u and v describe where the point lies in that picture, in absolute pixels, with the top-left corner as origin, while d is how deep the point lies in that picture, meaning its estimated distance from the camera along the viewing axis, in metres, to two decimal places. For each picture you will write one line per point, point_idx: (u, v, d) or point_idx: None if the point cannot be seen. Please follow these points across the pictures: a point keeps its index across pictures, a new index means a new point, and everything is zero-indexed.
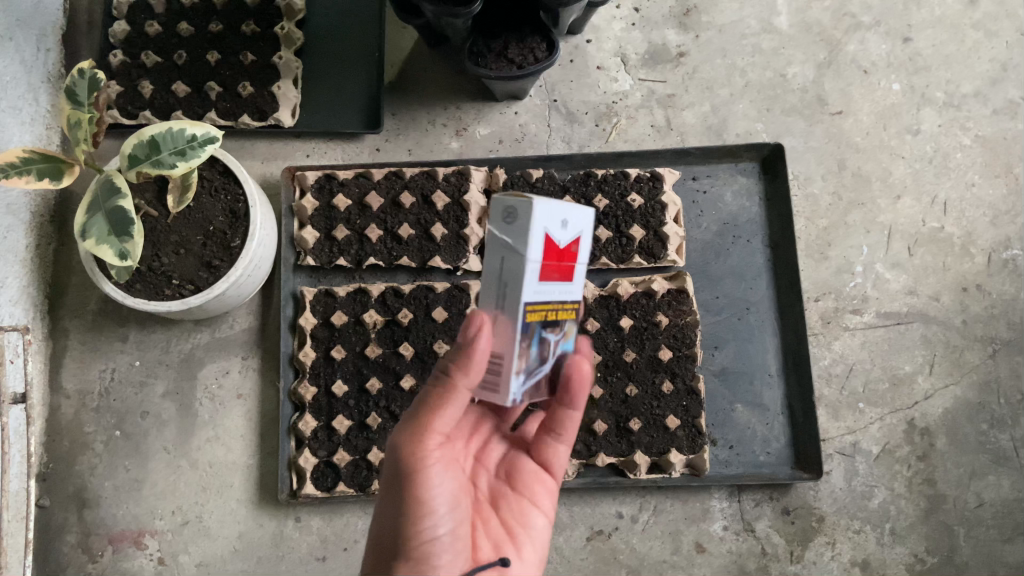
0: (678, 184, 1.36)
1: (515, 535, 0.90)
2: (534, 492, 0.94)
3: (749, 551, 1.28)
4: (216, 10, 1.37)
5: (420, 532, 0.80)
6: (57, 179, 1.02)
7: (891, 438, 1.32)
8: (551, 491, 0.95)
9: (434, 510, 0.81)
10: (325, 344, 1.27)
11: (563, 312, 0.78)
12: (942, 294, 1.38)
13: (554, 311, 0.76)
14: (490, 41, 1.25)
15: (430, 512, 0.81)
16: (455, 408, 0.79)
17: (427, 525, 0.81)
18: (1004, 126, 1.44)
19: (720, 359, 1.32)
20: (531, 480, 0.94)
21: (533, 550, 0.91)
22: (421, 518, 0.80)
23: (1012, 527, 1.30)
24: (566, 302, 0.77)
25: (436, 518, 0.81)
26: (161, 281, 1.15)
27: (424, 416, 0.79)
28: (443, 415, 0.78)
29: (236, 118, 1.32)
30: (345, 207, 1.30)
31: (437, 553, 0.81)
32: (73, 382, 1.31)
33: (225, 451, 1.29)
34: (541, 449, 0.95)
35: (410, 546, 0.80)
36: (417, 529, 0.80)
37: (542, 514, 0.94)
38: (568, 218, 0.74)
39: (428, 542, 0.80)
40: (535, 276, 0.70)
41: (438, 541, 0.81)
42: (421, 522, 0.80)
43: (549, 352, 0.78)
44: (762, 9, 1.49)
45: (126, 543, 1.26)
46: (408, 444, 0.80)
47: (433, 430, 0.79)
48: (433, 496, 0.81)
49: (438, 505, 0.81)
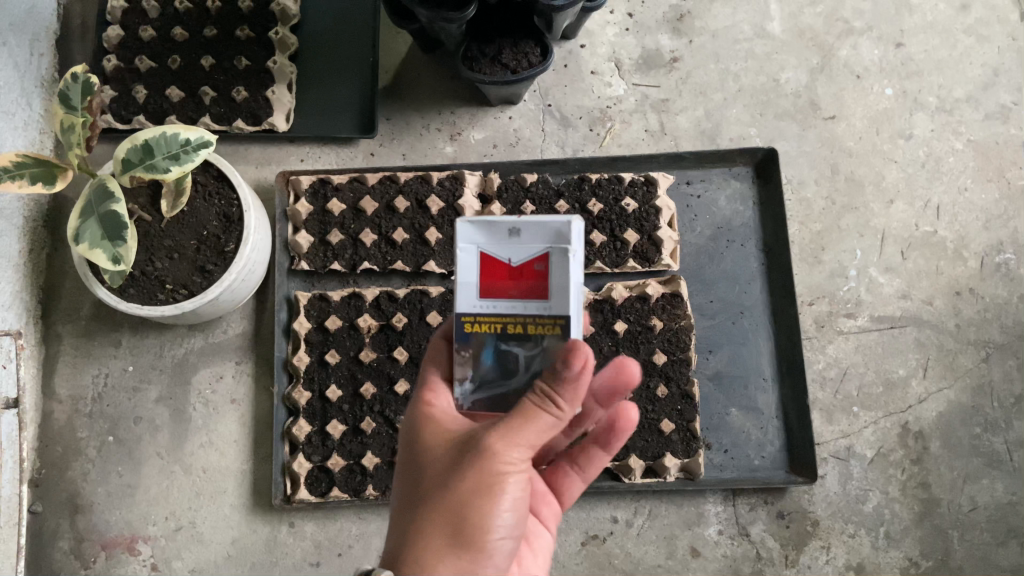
0: (672, 188, 1.37)
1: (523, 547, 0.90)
2: (543, 512, 0.94)
3: (744, 555, 1.28)
4: (210, 15, 1.37)
5: (489, 536, 0.74)
6: (50, 183, 1.02)
7: (885, 442, 1.32)
8: (556, 514, 0.96)
9: (507, 516, 0.75)
10: (319, 349, 1.27)
11: (534, 326, 0.76)
12: (935, 298, 1.38)
13: (516, 324, 0.76)
14: (485, 45, 1.25)
15: (502, 512, 0.74)
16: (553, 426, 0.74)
17: (495, 524, 0.74)
18: (995, 131, 1.45)
19: (714, 363, 1.32)
20: (543, 502, 0.94)
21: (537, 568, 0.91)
22: (492, 516, 0.74)
23: (1006, 531, 1.30)
24: (532, 316, 0.75)
25: (508, 523, 0.76)
26: (154, 286, 1.15)
27: (520, 422, 0.72)
28: (545, 432, 0.73)
29: (230, 123, 1.32)
30: (340, 211, 1.30)
31: (499, 557, 0.76)
32: (65, 388, 1.31)
33: (218, 456, 1.29)
34: (560, 476, 0.95)
35: (476, 549, 0.73)
36: (485, 527, 0.74)
37: (548, 531, 0.94)
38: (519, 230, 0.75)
39: (492, 541, 0.74)
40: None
41: (502, 548, 0.75)
42: (491, 520, 0.74)
43: (518, 365, 0.77)
44: (754, 15, 1.49)
45: (119, 549, 1.26)
46: (502, 449, 0.73)
47: (528, 435, 0.72)
48: (508, 497, 0.74)
49: (513, 511, 0.76)
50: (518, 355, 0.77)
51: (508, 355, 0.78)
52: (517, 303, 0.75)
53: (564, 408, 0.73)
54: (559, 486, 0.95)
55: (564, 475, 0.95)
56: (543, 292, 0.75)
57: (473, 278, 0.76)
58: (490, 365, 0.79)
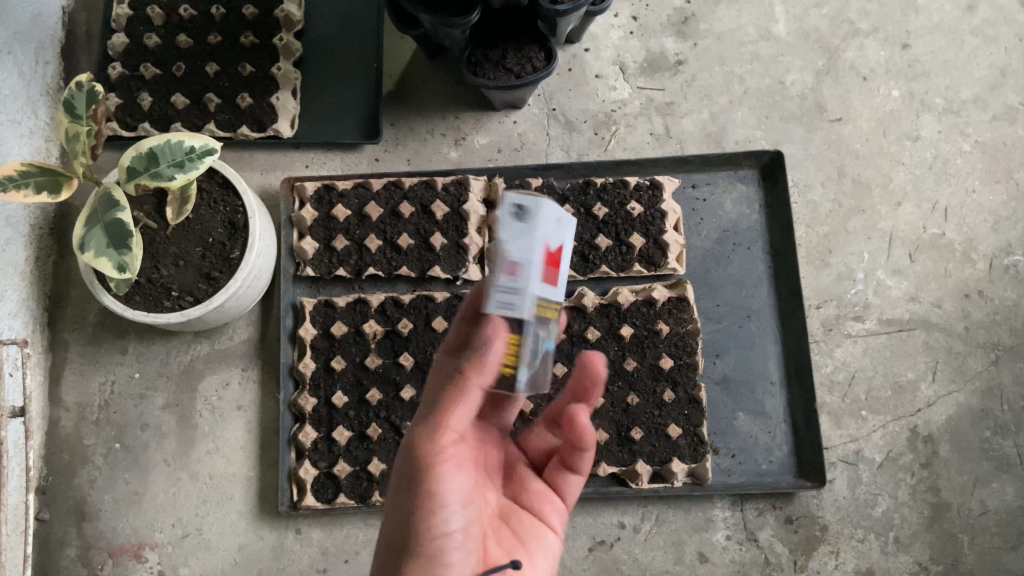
0: (678, 192, 1.36)
1: (526, 545, 0.89)
2: (544, 510, 0.93)
3: (752, 560, 1.27)
4: (215, 22, 1.37)
5: (430, 530, 0.78)
6: (55, 192, 1.02)
7: (894, 446, 1.32)
8: (561, 513, 0.95)
9: (450, 507, 0.80)
10: (325, 355, 1.26)
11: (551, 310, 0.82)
12: (943, 300, 1.37)
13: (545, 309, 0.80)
14: (488, 51, 1.24)
15: (440, 505, 0.79)
16: (475, 401, 0.81)
17: (436, 518, 0.79)
18: (1003, 132, 1.44)
19: (721, 367, 1.31)
20: (541, 500, 0.94)
21: (546, 565, 0.89)
22: (430, 511, 0.78)
23: (1018, 535, 1.29)
24: (553, 301, 0.82)
25: (452, 514, 0.80)
26: (161, 293, 1.15)
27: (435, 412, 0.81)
28: (459, 408, 0.80)
29: (235, 130, 1.32)
30: (345, 217, 1.30)
31: (448, 550, 0.79)
32: (72, 395, 1.31)
33: (224, 463, 1.29)
34: (553, 473, 0.96)
35: (418, 547, 0.77)
36: (427, 523, 0.78)
37: (553, 530, 0.93)
38: (561, 223, 0.80)
39: (438, 537, 0.78)
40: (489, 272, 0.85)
41: (450, 539, 0.79)
42: (431, 515, 0.78)
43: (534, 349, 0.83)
44: (759, 17, 1.49)
45: (126, 557, 1.26)
46: (419, 439, 0.80)
47: (441, 423, 0.80)
48: (444, 489, 0.79)
49: (448, 499, 0.80)
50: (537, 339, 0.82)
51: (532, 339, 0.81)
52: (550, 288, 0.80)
53: (471, 386, 0.79)
54: (556, 484, 0.96)
55: (558, 472, 0.96)
56: (561, 279, 0.82)
57: (538, 262, 0.76)
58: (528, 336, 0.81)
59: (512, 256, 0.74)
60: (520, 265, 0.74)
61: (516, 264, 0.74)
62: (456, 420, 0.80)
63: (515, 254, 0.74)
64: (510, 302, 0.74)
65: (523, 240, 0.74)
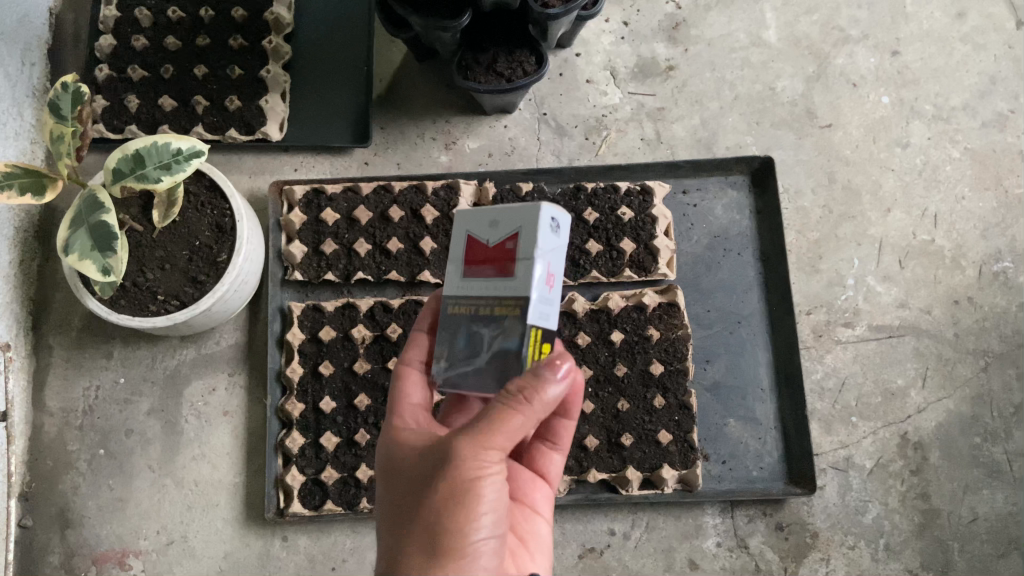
0: (668, 198, 1.36)
1: (523, 543, 0.89)
2: (534, 498, 0.93)
3: (742, 568, 1.27)
4: (204, 24, 1.37)
5: (471, 543, 0.72)
6: (39, 195, 1.00)
7: (883, 452, 1.31)
8: (548, 497, 0.95)
9: (490, 525, 0.74)
10: (313, 360, 1.25)
11: (499, 308, 0.77)
12: (933, 307, 1.37)
13: (485, 305, 0.78)
14: (479, 53, 1.24)
15: (484, 520, 0.73)
16: (529, 423, 0.75)
17: (479, 533, 0.73)
18: (993, 139, 1.45)
19: (712, 373, 1.31)
20: (531, 488, 0.93)
21: (543, 557, 0.90)
22: (474, 524, 0.72)
23: (1008, 542, 1.29)
24: (499, 297, 0.77)
25: (489, 529, 0.73)
26: (146, 297, 1.13)
27: (489, 425, 0.73)
28: (516, 428, 0.73)
29: (223, 132, 1.31)
30: (333, 221, 1.29)
31: (485, 564, 0.73)
32: (56, 400, 1.29)
33: (210, 469, 1.27)
34: (536, 456, 0.96)
35: (458, 556, 0.71)
36: (469, 537, 0.72)
37: (545, 520, 0.93)
38: (498, 218, 0.79)
39: (478, 550, 0.72)
40: (456, 271, 0.83)
41: (487, 556, 0.73)
42: (474, 528, 0.72)
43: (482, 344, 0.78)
44: (750, 23, 1.49)
45: (109, 564, 1.24)
46: (469, 453, 0.73)
47: (499, 443, 0.73)
48: (490, 506, 0.73)
49: (491, 515, 0.74)
50: (485, 337, 0.78)
51: (477, 335, 0.79)
52: (488, 281, 0.78)
53: (532, 407, 0.73)
54: (538, 466, 0.95)
55: (540, 453, 0.96)
56: None
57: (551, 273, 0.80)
58: (463, 345, 0.81)
59: (551, 267, 0.76)
60: (552, 275, 0.77)
61: (552, 275, 0.77)
62: (511, 440, 0.74)
63: (549, 264, 0.77)
64: (547, 313, 0.77)
65: (555, 252, 0.78)
